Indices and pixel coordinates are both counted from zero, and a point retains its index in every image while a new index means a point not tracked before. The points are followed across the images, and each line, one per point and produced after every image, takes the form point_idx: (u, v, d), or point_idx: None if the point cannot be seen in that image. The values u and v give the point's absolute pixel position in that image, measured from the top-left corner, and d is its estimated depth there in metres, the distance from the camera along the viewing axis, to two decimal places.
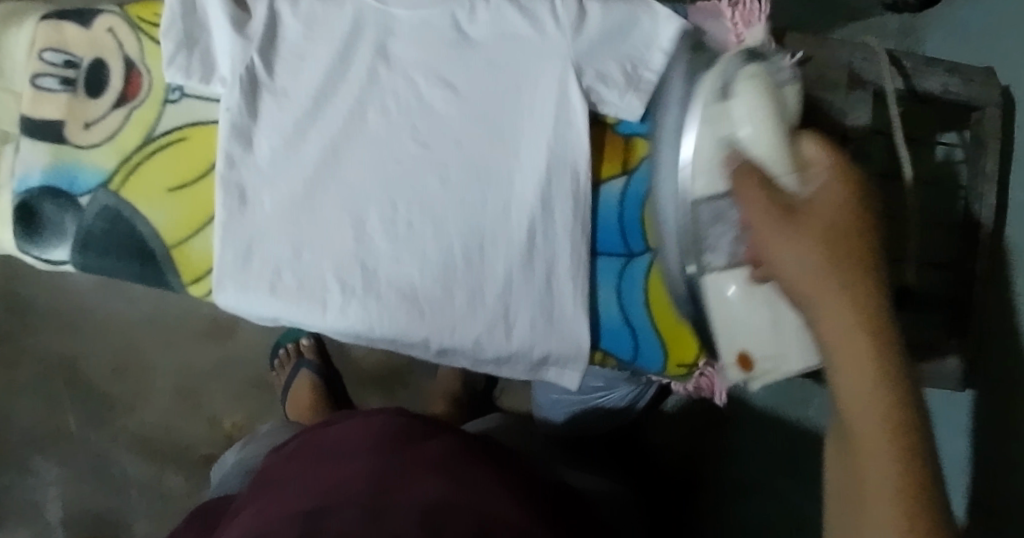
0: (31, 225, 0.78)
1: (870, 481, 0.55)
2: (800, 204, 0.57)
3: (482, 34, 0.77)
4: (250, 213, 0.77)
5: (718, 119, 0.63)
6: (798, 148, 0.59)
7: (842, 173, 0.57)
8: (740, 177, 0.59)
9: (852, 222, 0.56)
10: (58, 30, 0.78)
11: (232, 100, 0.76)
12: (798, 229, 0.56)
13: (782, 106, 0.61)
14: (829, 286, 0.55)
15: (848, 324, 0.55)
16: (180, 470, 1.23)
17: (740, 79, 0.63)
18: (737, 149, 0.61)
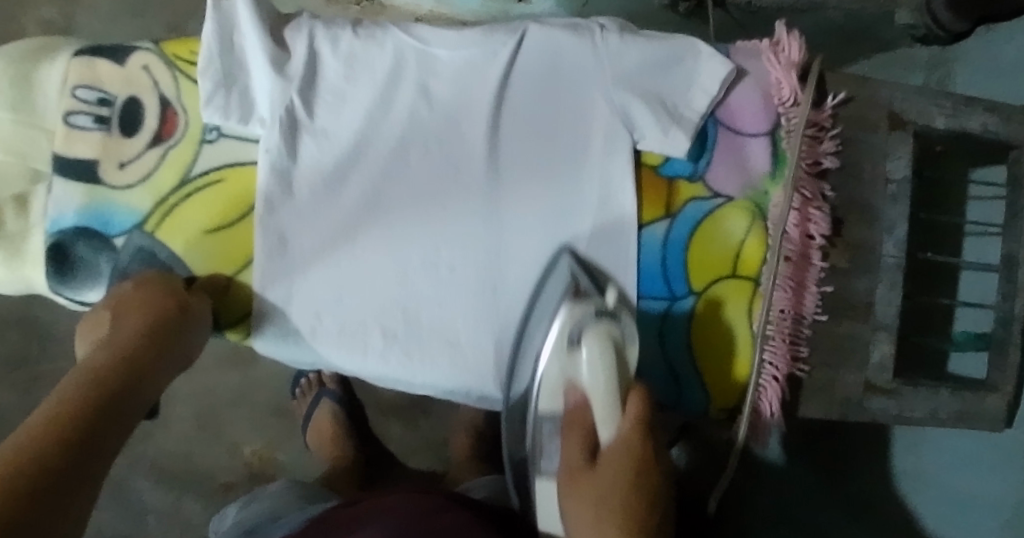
0: (64, 266, 0.76)
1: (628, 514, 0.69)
2: (597, 461, 0.70)
3: (525, 74, 0.77)
4: (290, 256, 0.76)
5: (569, 366, 0.71)
6: (616, 417, 0.70)
7: (629, 451, 0.69)
8: (570, 421, 0.72)
9: (620, 477, 0.69)
10: (92, 67, 0.76)
11: (271, 140, 0.74)
12: (571, 483, 0.71)
13: (625, 352, 0.71)
14: (582, 505, 0.70)
15: (595, 508, 0.69)
16: (198, 498, 1.27)
17: (591, 332, 0.70)
18: (578, 383, 0.71)
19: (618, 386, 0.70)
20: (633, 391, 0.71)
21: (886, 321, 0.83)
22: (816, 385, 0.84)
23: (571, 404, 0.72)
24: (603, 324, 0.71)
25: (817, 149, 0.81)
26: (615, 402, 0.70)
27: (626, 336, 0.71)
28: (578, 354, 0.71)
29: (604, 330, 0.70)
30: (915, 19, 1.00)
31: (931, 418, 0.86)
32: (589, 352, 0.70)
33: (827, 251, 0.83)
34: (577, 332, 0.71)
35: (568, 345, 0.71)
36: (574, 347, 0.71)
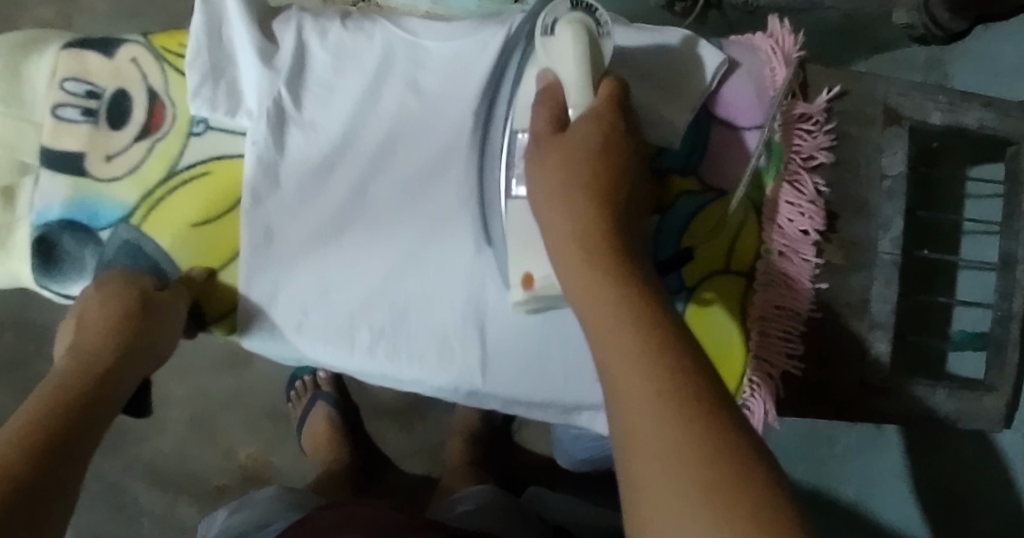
0: (49, 259, 0.76)
1: (599, 283, 0.59)
2: (565, 128, 0.65)
3: (518, 65, 0.75)
4: (276, 250, 0.75)
5: (544, 55, 0.68)
6: (590, 96, 0.66)
7: (601, 118, 0.65)
8: (541, 97, 0.67)
9: (589, 167, 0.63)
10: (80, 59, 0.76)
11: (258, 133, 0.74)
12: (541, 145, 0.65)
13: (600, 44, 0.67)
14: (560, 208, 0.63)
15: (574, 249, 0.61)
16: (193, 501, 1.27)
17: (566, 20, 0.67)
18: (549, 72, 0.68)
19: (589, 69, 0.66)
20: (606, 82, 0.66)
21: (881, 320, 0.82)
22: (811, 384, 0.83)
23: (542, 88, 0.67)
24: (578, 14, 0.67)
25: (811, 143, 0.80)
26: (587, 83, 0.66)
27: (602, 32, 0.68)
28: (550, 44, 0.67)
29: (580, 20, 0.67)
30: (912, 18, 0.99)
31: (929, 418, 0.85)
32: (560, 37, 0.66)
33: (821, 246, 0.82)
34: (553, 22, 0.68)
35: (542, 35, 0.68)
36: (547, 34, 0.67)
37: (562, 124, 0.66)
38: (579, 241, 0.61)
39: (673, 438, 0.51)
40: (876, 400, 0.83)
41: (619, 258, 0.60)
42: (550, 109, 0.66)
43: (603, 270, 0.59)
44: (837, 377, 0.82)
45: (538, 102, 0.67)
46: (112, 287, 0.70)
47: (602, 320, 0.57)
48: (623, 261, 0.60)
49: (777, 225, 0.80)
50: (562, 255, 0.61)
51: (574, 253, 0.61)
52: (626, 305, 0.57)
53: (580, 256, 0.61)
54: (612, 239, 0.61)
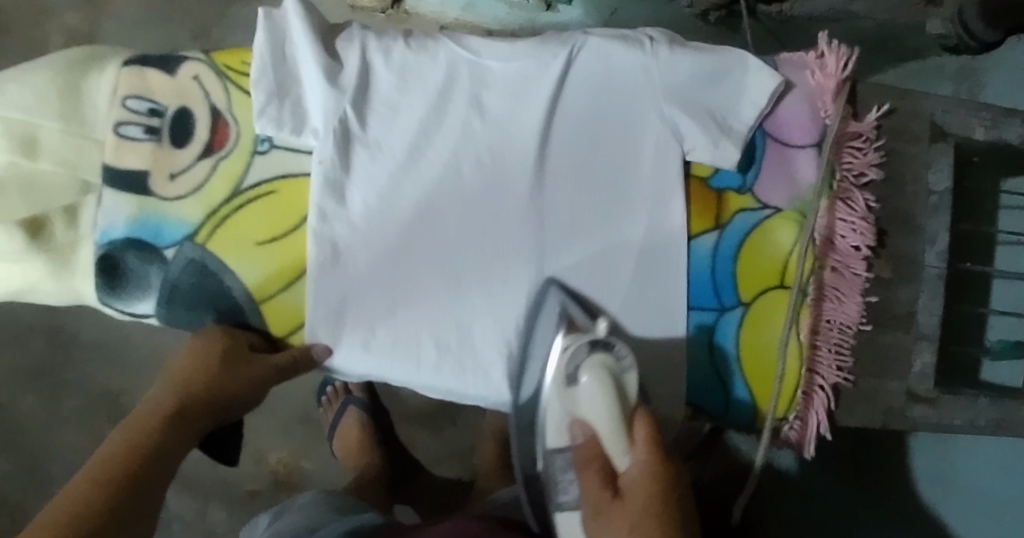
0: (114, 278, 0.76)
1: (657, 528, 0.62)
2: (622, 490, 0.65)
3: (581, 83, 0.77)
4: (343, 268, 0.76)
5: (569, 400, 0.71)
6: (628, 442, 0.67)
7: (648, 461, 0.65)
8: (586, 459, 0.67)
9: (648, 491, 0.64)
10: (142, 77, 0.76)
11: (325, 152, 0.74)
12: (600, 513, 0.65)
13: (624, 381, 0.70)
14: (619, 514, 0.63)
15: (625, 519, 0.63)
16: (224, 505, 1.28)
17: (587, 365, 0.70)
18: (564, 384, 0.71)
19: (620, 415, 0.68)
20: (639, 415, 0.68)
21: (928, 332, 0.84)
22: (859, 394, 0.85)
23: (582, 443, 0.69)
24: (598, 354, 0.70)
25: (862, 161, 0.81)
26: (621, 424, 0.67)
27: (624, 365, 0.70)
28: (575, 389, 0.70)
29: (600, 360, 0.70)
30: (947, 28, 1.01)
31: (970, 426, 0.87)
32: (588, 382, 0.69)
33: (871, 261, 0.83)
34: (573, 370, 0.71)
35: (564, 384, 0.71)
36: (570, 383, 0.71)
37: (612, 476, 0.66)
38: (629, 527, 0.63)
39: None
40: (921, 410, 0.85)
41: (669, 512, 0.63)
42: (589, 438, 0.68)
43: (646, 527, 0.62)
44: (884, 386, 0.84)
45: (580, 457, 0.68)
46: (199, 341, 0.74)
47: None
48: (673, 509, 0.63)
49: (831, 242, 0.80)
50: None
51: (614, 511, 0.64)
52: None
53: (622, 517, 0.63)
54: (666, 497, 0.63)
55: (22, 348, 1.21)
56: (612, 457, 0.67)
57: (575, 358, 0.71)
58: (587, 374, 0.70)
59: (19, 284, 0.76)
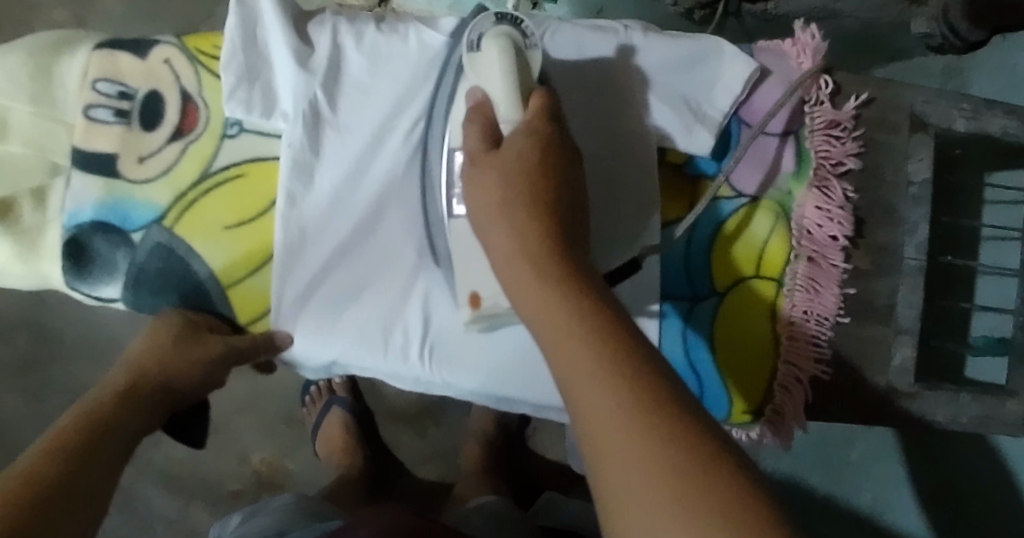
0: (80, 261, 0.75)
1: (533, 210, 0.60)
2: (501, 144, 0.64)
3: (564, 67, 0.77)
4: (309, 250, 0.75)
5: (471, 68, 0.70)
6: (520, 113, 0.66)
7: (536, 132, 0.64)
8: (471, 113, 0.67)
9: (526, 163, 0.62)
10: (112, 60, 0.76)
11: (295, 135, 0.74)
12: (475, 163, 0.64)
13: (528, 55, 0.69)
14: (498, 219, 0.61)
15: (499, 202, 0.61)
16: (206, 505, 1.27)
17: (491, 34, 0.69)
18: (479, 90, 0.69)
19: (517, 88, 0.67)
20: (537, 92, 0.67)
21: (907, 324, 0.83)
22: (837, 387, 0.83)
23: (474, 105, 0.68)
24: (504, 27, 0.69)
25: (839, 149, 0.80)
26: (518, 101, 0.67)
27: (529, 45, 0.70)
28: (476, 58, 0.70)
29: (505, 33, 0.69)
30: (932, 28, 1.01)
31: (952, 423, 0.86)
32: (488, 53, 0.69)
33: (849, 252, 0.82)
34: (477, 37, 0.70)
35: (468, 51, 0.70)
36: (474, 49, 0.70)
37: (495, 137, 0.66)
38: (501, 193, 0.61)
39: (624, 421, 0.51)
40: (899, 405, 0.84)
41: (550, 196, 0.61)
42: (483, 101, 0.68)
43: (521, 209, 0.60)
44: (863, 381, 0.83)
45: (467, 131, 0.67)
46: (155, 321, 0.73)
47: (545, 279, 0.57)
48: (552, 194, 0.61)
49: (807, 232, 0.80)
50: (492, 217, 0.61)
51: (494, 209, 0.61)
52: (546, 249, 0.58)
53: (502, 206, 0.61)
54: (547, 203, 0.61)
55: (4, 344, 1.20)
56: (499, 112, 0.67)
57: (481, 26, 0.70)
58: (487, 42, 0.69)
59: None
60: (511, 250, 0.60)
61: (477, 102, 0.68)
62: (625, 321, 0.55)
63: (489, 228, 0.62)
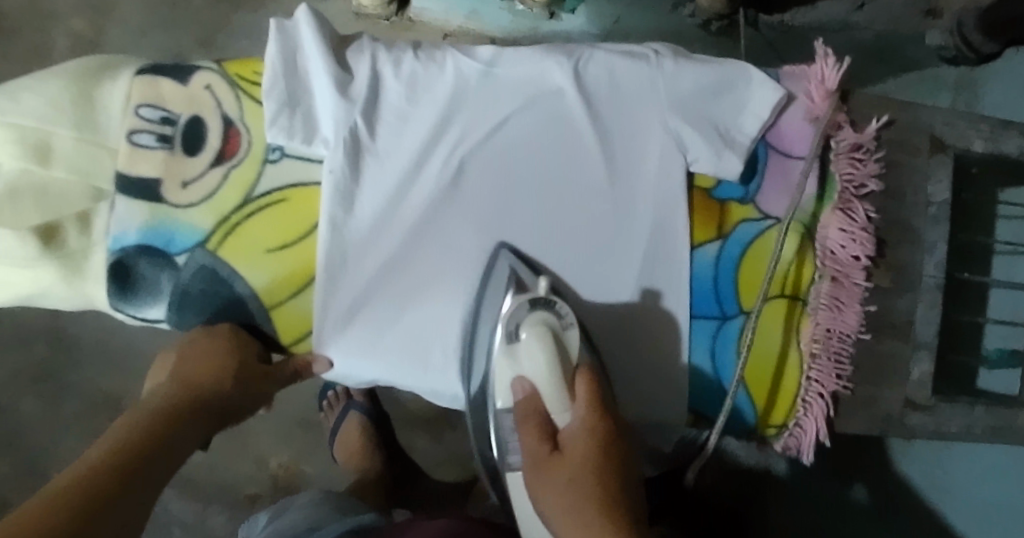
0: (125, 284, 0.77)
1: (585, 522, 0.66)
2: (561, 444, 0.70)
3: (596, 91, 0.79)
4: (351, 274, 0.77)
5: (512, 368, 0.74)
6: (568, 399, 0.72)
7: (591, 425, 0.69)
8: (526, 413, 0.72)
9: (582, 464, 0.68)
10: (154, 86, 0.77)
11: (336, 161, 0.75)
12: (539, 472, 0.70)
13: (564, 337, 0.74)
14: (561, 493, 0.67)
15: (559, 471, 0.68)
16: (225, 508, 1.29)
17: (527, 322, 0.74)
18: (524, 380, 0.73)
19: (561, 373, 0.72)
20: (580, 376, 0.72)
21: (926, 340, 0.85)
22: (857, 401, 0.86)
23: (522, 399, 0.73)
24: (539, 312, 0.74)
25: (863, 172, 0.82)
26: (564, 386, 0.72)
27: (565, 323, 0.74)
28: (515, 347, 0.74)
29: (541, 318, 0.74)
30: (946, 40, 1.07)
31: (966, 433, 0.88)
32: (527, 342, 0.73)
33: (870, 271, 0.85)
34: (513, 326, 0.74)
35: (506, 341, 0.74)
36: (512, 340, 0.74)
37: (551, 433, 0.71)
38: (564, 468, 0.68)
39: None
40: (917, 418, 0.86)
41: (608, 482, 0.67)
42: (527, 397, 0.72)
43: (581, 503, 0.66)
44: (883, 394, 0.85)
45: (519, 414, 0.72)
46: (209, 336, 0.76)
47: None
48: (610, 480, 0.67)
49: (830, 253, 0.82)
50: (556, 497, 0.67)
51: (555, 482, 0.68)
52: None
53: (567, 515, 0.67)
54: (612, 482, 0.67)
55: (24, 351, 1.21)
56: (550, 406, 0.72)
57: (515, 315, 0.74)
58: (529, 328, 0.74)
59: (29, 289, 0.77)
60: (568, 515, 0.67)
61: (524, 408, 0.72)
62: None
63: (547, 472, 0.69)
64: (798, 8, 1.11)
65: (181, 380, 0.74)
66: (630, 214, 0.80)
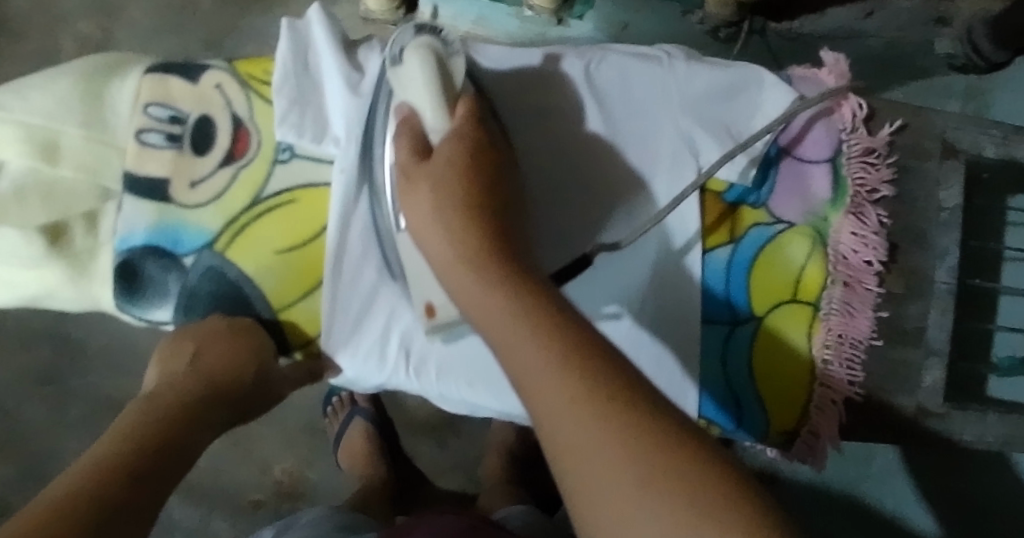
0: (132, 285, 0.76)
1: (460, 243, 0.63)
2: (431, 153, 0.68)
3: (608, 91, 0.79)
4: (361, 278, 0.76)
5: (397, 82, 0.70)
6: (444, 120, 0.68)
7: (457, 159, 0.66)
8: (400, 131, 0.69)
9: (454, 181, 0.65)
10: (164, 84, 0.77)
11: (347, 159, 0.74)
12: (408, 176, 0.67)
13: (448, 62, 0.70)
14: (435, 227, 0.64)
15: (433, 227, 0.64)
16: (228, 515, 1.28)
17: (411, 47, 0.70)
18: (405, 104, 0.70)
19: (440, 93, 0.68)
20: (462, 100, 0.69)
21: (938, 347, 0.84)
22: (869, 409, 0.85)
23: (402, 122, 0.70)
24: (424, 38, 0.71)
25: (875, 176, 0.82)
26: (443, 103, 0.68)
27: (449, 51, 0.71)
28: (398, 71, 0.70)
29: (425, 43, 0.70)
30: (954, 48, 1.06)
31: (980, 442, 0.87)
32: (408, 64, 0.69)
33: (882, 276, 0.84)
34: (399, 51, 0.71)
35: (391, 66, 0.71)
36: (396, 63, 0.70)
37: (423, 148, 0.68)
38: (434, 177, 0.66)
39: (559, 374, 0.54)
40: (929, 427, 0.85)
41: (480, 219, 0.64)
42: (405, 124, 0.69)
43: (450, 232, 0.63)
44: (895, 402, 0.85)
45: (398, 138, 0.70)
46: (234, 327, 0.74)
47: (496, 328, 0.58)
48: (487, 225, 0.64)
49: (843, 258, 0.81)
50: (429, 230, 0.64)
51: (422, 204, 0.65)
52: (498, 282, 0.60)
53: (450, 277, 0.63)
54: (490, 240, 0.63)
55: (26, 354, 1.20)
56: (427, 133, 0.68)
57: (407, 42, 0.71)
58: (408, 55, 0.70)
59: (37, 289, 0.76)
60: (446, 243, 0.64)
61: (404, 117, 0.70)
62: (568, 315, 0.57)
63: (419, 238, 0.66)
64: (808, 15, 1.11)
65: (200, 373, 0.73)
66: (642, 216, 0.79)
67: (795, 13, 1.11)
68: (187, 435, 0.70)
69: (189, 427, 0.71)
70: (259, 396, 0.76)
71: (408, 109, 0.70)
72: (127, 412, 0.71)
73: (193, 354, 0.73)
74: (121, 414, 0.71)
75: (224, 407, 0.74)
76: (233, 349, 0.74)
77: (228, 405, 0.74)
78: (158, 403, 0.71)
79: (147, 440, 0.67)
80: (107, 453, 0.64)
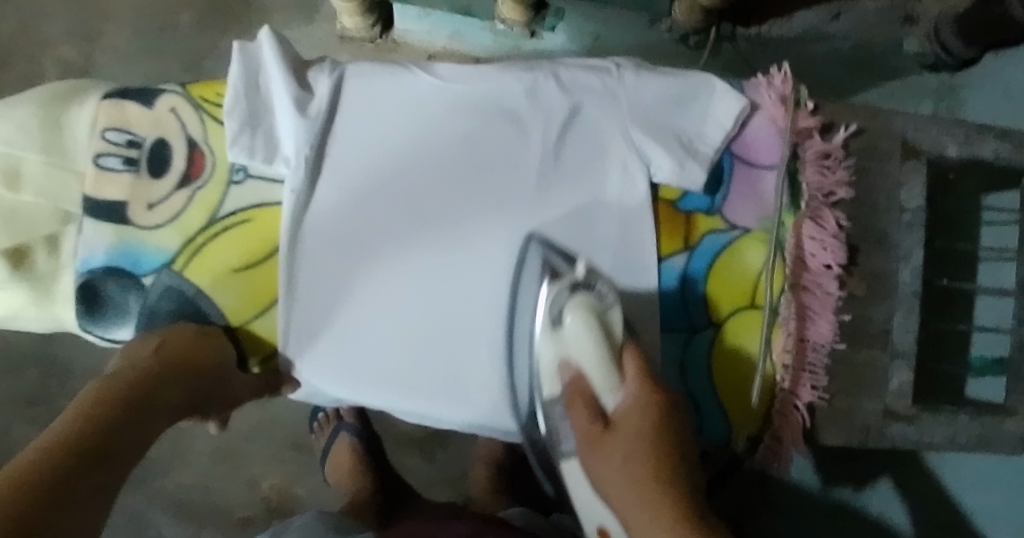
0: (94, 305, 0.78)
1: (618, 436, 0.67)
2: (608, 421, 0.68)
3: (557, 102, 0.78)
4: (314, 296, 0.78)
5: (560, 345, 0.72)
6: (615, 380, 0.70)
7: (639, 398, 0.68)
8: (571, 396, 0.70)
9: (638, 432, 0.66)
10: (120, 109, 0.78)
11: (296, 181, 0.77)
12: (590, 447, 0.68)
13: (609, 316, 0.72)
14: (608, 454, 0.67)
15: (617, 453, 0.67)
16: (217, 532, 1.30)
17: (570, 304, 0.72)
18: (571, 362, 0.72)
19: (608, 351, 0.70)
20: (628, 348, 0.71)
21: (904, 349, 0.83)
22: (837, 411, 0.84)
23: (569, 381, 0.71)
24: (580, 292, 0.73)
25: (831, 179, 0.80)
26: (610, 363, 0.70)
27: (607, 303, 0.72)
28: (561, 331, 0.72)
29: (581, 299, 0.72)
30: (923, 46, 1.07)
31: (950, 443, 0.86)
32: (571, 320, 0.71)
33: (844, 279, 0.83)
34: (559, 310, 0.73)
35: (554, 324, 0.73)
36: (557, 324, 0.73)
37: (601, 414, 0.69)
38: (610, 440, 0.67)
39: None
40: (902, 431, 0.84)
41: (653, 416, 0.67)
42: (587, 400, 0.70)
43: (624, 452, 0.66)
44: (862, 405, 0.83)
45: (568, 402, 0.71)
46: (197, 329, 0.76)
47: (667, 529, 0.62)
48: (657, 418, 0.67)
49: (802, 260, 0.80)
50: (619, 489, 0.65)
51: (597, 452, 0.68)
52: (644, 424, 0.66)
53: (608, 458, 0.67)
54: (657, 427, 0.66)
55: (15, 378, 1.23)
56: (598, 389, 0.70)
57: (559, 301, 0.73)
58: (569, 311, 0.72)
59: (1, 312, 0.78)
60: (612, 467, 0.67)
61: (572, 391, 0.71)
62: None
63: (602, 439, 0.68)
64: (774, 20, 1.10)
65: (165, 360, 0.72)
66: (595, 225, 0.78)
67: (763, 18, 1.11)
68: (142, 420, 0.70)
69: (145, 414, 0.70)
70: (220, 390, 0.76)
71: (574, 366, 0.71)
72: (85, 390, 0.71)
73: (157, 345, 0.73)
74: (80, 391, 0.71)
75: (187, 393, 0.74)
76: (192, 343, 0.74)
77: (189, 389, 0.74)
78: (116, 381, 0.70)
79: (97, 430, 0.67)
80: (58, 442, 0.64)
